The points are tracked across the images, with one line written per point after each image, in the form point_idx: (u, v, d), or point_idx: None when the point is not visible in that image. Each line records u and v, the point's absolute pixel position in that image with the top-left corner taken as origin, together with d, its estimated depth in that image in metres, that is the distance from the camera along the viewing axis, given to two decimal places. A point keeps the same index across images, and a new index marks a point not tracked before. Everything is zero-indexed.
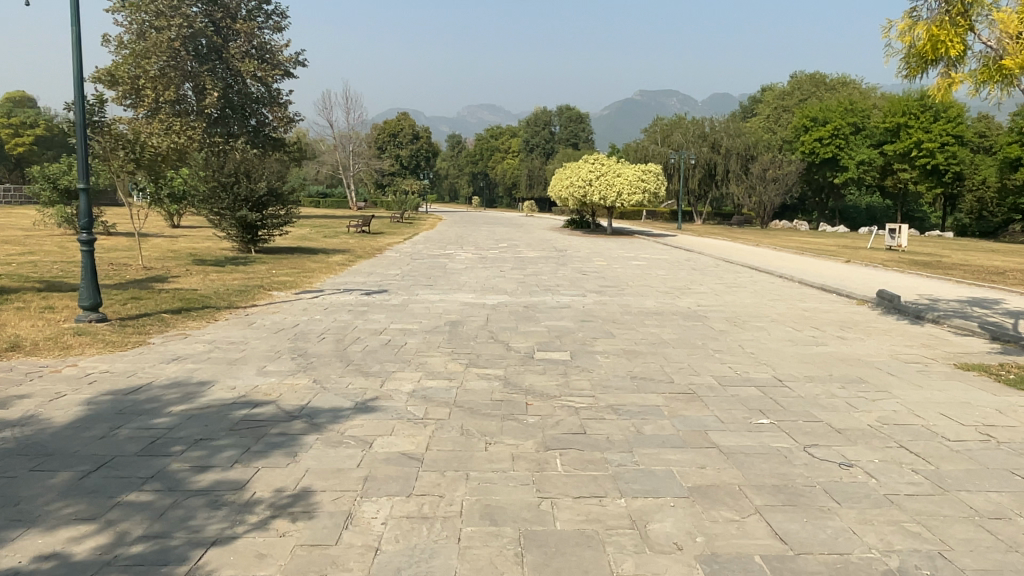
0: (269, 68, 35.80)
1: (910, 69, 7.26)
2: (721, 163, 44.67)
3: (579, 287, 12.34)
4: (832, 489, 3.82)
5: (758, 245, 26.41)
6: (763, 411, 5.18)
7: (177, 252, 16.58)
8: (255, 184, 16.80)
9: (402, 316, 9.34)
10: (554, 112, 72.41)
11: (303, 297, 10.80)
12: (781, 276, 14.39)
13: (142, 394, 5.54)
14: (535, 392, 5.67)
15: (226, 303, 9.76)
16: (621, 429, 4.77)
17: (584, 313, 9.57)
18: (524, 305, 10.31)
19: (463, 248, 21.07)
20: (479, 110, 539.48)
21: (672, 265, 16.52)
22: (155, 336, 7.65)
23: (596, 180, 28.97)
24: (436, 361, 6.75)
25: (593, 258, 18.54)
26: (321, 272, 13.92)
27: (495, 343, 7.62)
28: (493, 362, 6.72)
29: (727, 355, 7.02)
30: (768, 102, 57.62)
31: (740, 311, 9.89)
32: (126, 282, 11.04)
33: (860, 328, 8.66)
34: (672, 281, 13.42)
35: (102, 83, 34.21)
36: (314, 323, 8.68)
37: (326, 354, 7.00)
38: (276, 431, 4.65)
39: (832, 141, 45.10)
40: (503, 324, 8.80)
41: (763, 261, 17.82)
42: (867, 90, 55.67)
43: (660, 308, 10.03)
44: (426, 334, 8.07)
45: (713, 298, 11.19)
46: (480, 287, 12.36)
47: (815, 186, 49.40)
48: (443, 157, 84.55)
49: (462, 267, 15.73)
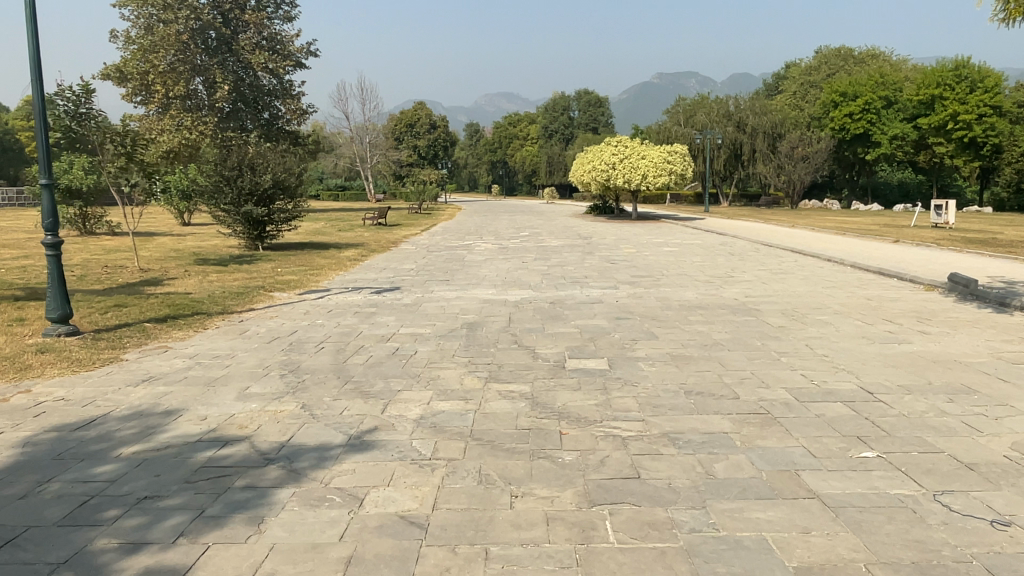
0: (280, 59, 34.80)
1: (1010, 11, 6.11)
2: (747, 142, 43.16)
3: (609, 278, 11.23)
4: (998, 568, 2.74)
5: (791, 226, 25.12)
6: (864, 439, 4.08)
7: (181, 251, 15.71)
8: (260, 176, 15.79)
9: (413, 317, 8.29)
10: (572, 95, 71.25)
11: (307, 298, 9.82)
12: (830, 259, 13.13)
13: (93, 430, 4.55)
14: (572, 416, 4.61)
15: (221, 307, 8.82)
16: (685, 469, 3.71)
17: (620, 310, 8.47)
18: (551, 301, 9.23)
19: (483, 239, 20.04)
20: (497, 99, 539.74)
21: (707, 251, 15.39)
22: (130, 351, 6.70)
23: (620, 163, 27.62)
24: (450, 375, 5.71)
25: (620, 245, 17.43)
26: (330, 269, 12.98)
27: (519, 349, 6.56)
28: (518, 375, 5.65)
29: (795, 359, 5.91)
30: (793, 78, 55.77)
31: (795, 302, 8.73)
32: (114, 288, 10.09)
33: (941, 321, 7.51)
34: (710, 268, 12.25)
35: (111, 79, 33.66)
36: (314, 329, 7.68)
37: (322, 369, 5.97)
38: (242, 484, 3.64)
39: (864, 115, 43.29)
40: (527, 324, 7.74)
41: (803, 243, 16.58)
42: (897, 62, 53.67)
43: (704, 302, 8.90)
44: (440, 340, 7.03)
45: (761, 287, 10.04)
46: (501, 281, 11.30)
47: (845, 164, 47.74)
48: (461, 147, 82.79)
49: (481, 259, 14.65)
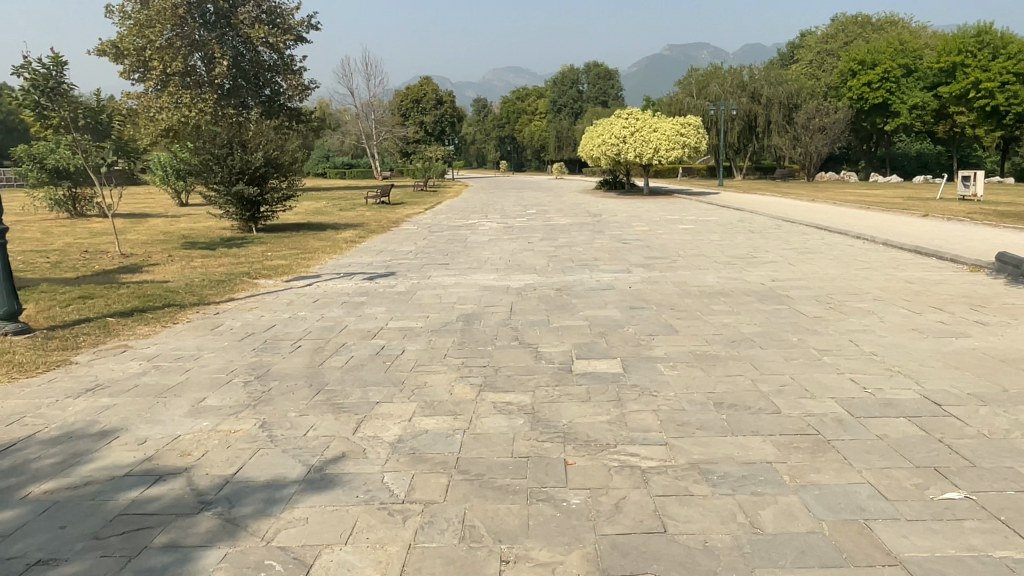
0: (280, 33, 33.68)
1: None
2: (761, 114, 41.89)
3: (621, 261, 10.39)
4: None
5: (811, 200, 23.96)
6: (944, 473, 3.29)
7: (170, 234, 14.91)
8: (251, 154, 14.97)
9: (405, 308, 7.50)
10: (582, 68, 69.35)
11: (294, 286, 9.06)
12: (858, 237, 12.20)
13: (5, 461, 3.79)
14: (580, 439, 3.83)
15: (197, 298, 8.04)
16: (724, 519, 2.92)
17: (633, 298, 7.66)
18: (558, 287, 8.43)
19: (489, 217, 19.20)
20: (505, 74, 539.09)
21: (724, 228, 14.49)
22: (83, 352, 5.93)
23: (632, 137, 26.56)
24: (440, 381, 4.93)
25: (632, 223, 16.56)
26: (323, 253, 12.22)
27: (519, 347, 5.76)
28: (518, 382, 4.85)
29: (841, 360, 5.09)
30: (809, 46, 54.17)
31: (829, 287, 7.89)
32: (87, 277, 9.33)
33: (997, 308, 6.69)
34: (730, 248, 11.37)
35: (107, 55, 32.75)
36: (294, 323, 6.90)
37: (294, 373, 5.20)
38: (163, 543, 2.88)
39: (883, 84, 41.85)
40: (530, 316, 6.93)
41: (826, 218, 15.64)
42: (916, 30, 51.96)
43: (728, 287, 8.05)
44: (432, 336, 6.24)
45: (788, 269, 9.20)
46: (504, 264, 10.48)
47: (862, 135, 46.27)
48: (469, 122, 81.51)
49: (485, 239, 13.86)
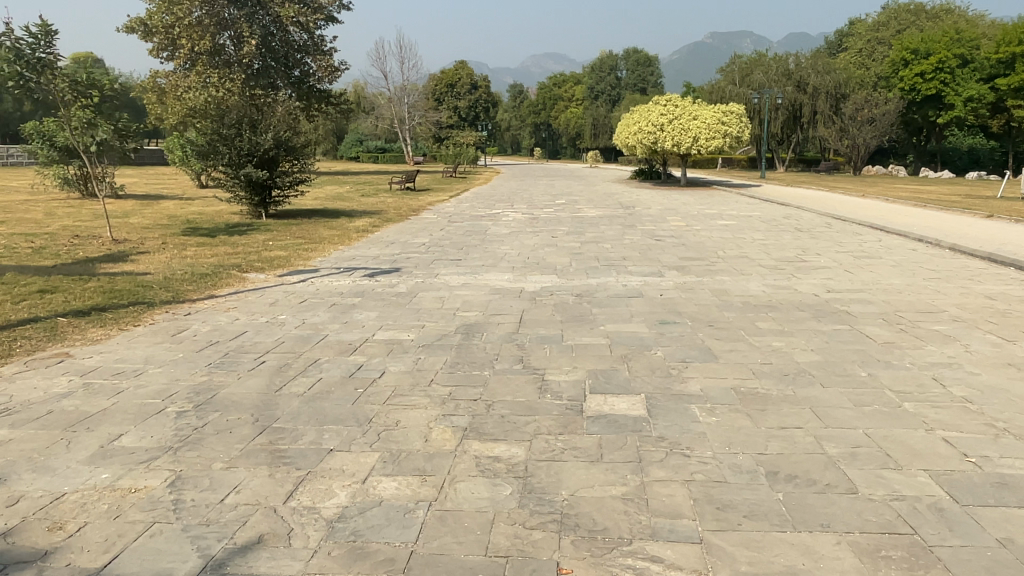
0: (311, 13, 32.82)
1: None
2: (807, 103, 40.08)
3: (653, 261, 9.29)
4: None
5: (861, 196, 22.30)
6: None
7: (175, 218, 14.11)
8: (261, 136, 14.18)
9: (401, 314, 6.54)
10: (620, 55, 67.98)
11: (288, 282, 8.17)
12: (921, 241, 10.89)
13: None
14: (583, 527, 2.79)
15: (171, 294, 7.16)
16: None
17: (664, 310, 6.58)
18: (578, 293, 7.41)
19: (515, 207, 18.16)
20: (543, 62, 538.62)
21: (769, 226, 13.25)
22: (12, 362, 5.05)
23: (670, 125, 25.23)
24: (416, 421, 3.93)
25: (667, 217, 15.38)
26: (330, 243, 11.36)
27: (523, 374, 4.74)
28: (514, 426, 3.84)
29: (929, 411, 3.99)
30: (859, 34, 51.90)
31: (897, 304, 6.72)
32: (61, 266, 8.48)
33: None
34: (775, 250, 10.18)
35: (136, 32, 32.18)
36: (269, 331, 5.96)
37: (242, 402, 4.24)
38: None
39: (936, 75, 39.66)
40: (543, 330, 5.92)
41: (882, 217, 14.26)
42: (973, 18, 49.35)
43: (775, 300, 6.92)
44: (422, 354, 5.26)
45: (845, 278, 8.04)
46: (521, 262, 9.45)
47: (912, 128, 44.06)
48: (504, 108, 80.16)
49: (506, 232, 12.85)
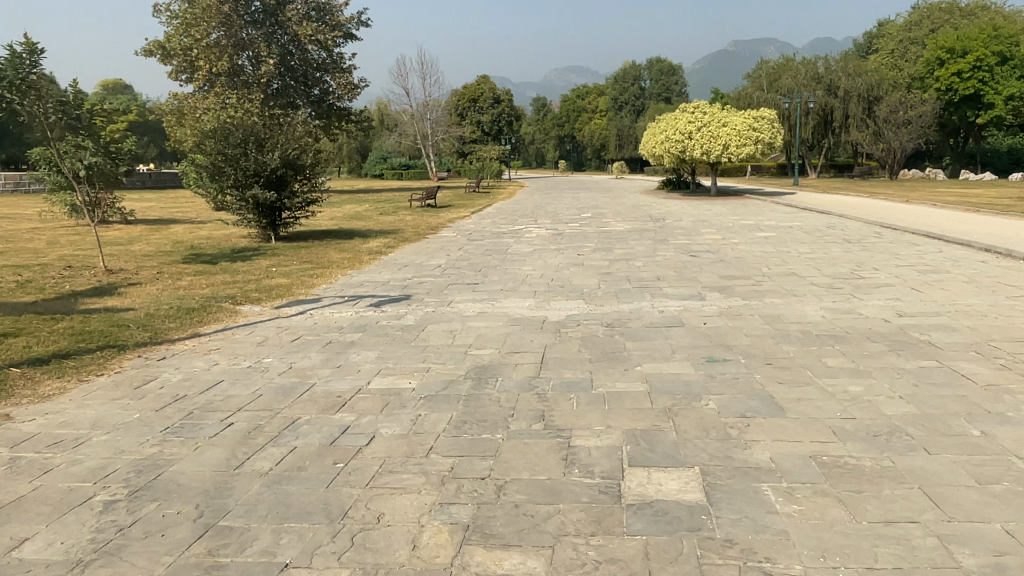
0: (329, 30, 32.29)
1: None
2: (839, 107, 38.66)
3: (690, 282, 8.34)
4: None
5: (906, 202, 21.04)
6: None
7: (180, 244, 13.45)
8: (267, 155, 13.48)
9: (405, 354, 5.66)
10: (644, 64, 66.04)
11: (284, 315, 7.34)
12: (990, 251, 9.79)
13: None
14: None
15: (148, 335, 6.35)
16: None
17: (711, 343, 5.61)
18: (609, 321, 6.51)
19: (538, 222, 17.30)
20: (566, 75, 539.76)
21: (814, 237, 12.21)
22: None
23: (698, 132, 24.18)
24: (405, 513, 3.02)
25: (701, 229, 14.41)
26: (339, 267, 10.58)
27: (546, 437, 3.82)
28: (530, 522, 2.90)
29: None
30: (891, 35, 50.35)
31: (987, 329, 5.70)
32: (38, 302, 7.74)
33: None
34: (826, 265, 9.16)
35: (155, 55, 31.85)
36: (249, 379, 5.11)
37: (192, 486, 3.36)
38: None
39: (974, 74, 37.92)
40: (569, 372, 5.00)
41: (936, 225, 13.15)
42: (1010, 14, 47.58)
43: (840, 328, 5.92)
44: (423, 409, 4.36)
45: (916, 297, 7.02)
46: (544, 285, 8.55)
47: (949, 129, 42.44)
48: (528, 122, 79.69)
49: (529, 250, 11.98)
